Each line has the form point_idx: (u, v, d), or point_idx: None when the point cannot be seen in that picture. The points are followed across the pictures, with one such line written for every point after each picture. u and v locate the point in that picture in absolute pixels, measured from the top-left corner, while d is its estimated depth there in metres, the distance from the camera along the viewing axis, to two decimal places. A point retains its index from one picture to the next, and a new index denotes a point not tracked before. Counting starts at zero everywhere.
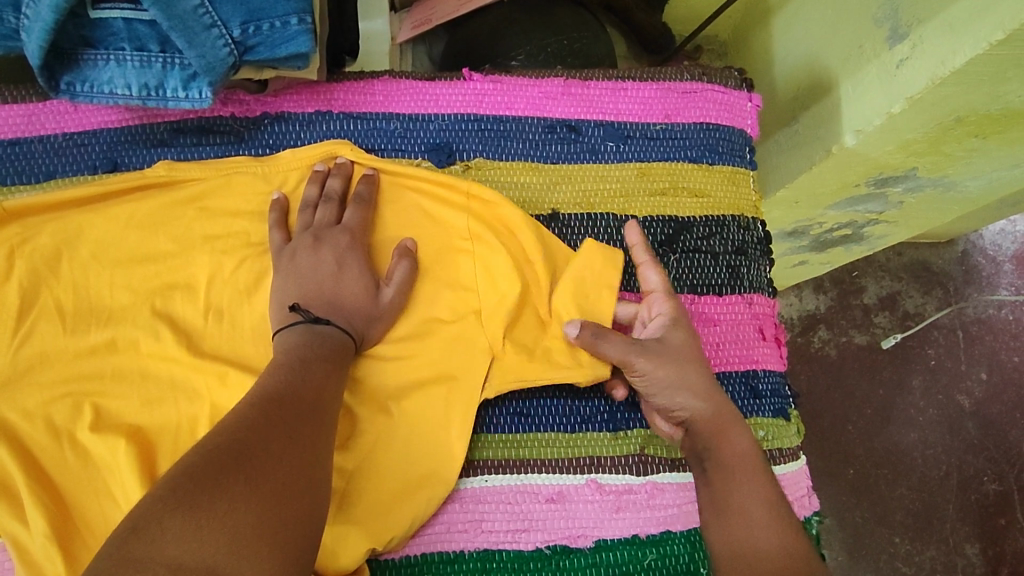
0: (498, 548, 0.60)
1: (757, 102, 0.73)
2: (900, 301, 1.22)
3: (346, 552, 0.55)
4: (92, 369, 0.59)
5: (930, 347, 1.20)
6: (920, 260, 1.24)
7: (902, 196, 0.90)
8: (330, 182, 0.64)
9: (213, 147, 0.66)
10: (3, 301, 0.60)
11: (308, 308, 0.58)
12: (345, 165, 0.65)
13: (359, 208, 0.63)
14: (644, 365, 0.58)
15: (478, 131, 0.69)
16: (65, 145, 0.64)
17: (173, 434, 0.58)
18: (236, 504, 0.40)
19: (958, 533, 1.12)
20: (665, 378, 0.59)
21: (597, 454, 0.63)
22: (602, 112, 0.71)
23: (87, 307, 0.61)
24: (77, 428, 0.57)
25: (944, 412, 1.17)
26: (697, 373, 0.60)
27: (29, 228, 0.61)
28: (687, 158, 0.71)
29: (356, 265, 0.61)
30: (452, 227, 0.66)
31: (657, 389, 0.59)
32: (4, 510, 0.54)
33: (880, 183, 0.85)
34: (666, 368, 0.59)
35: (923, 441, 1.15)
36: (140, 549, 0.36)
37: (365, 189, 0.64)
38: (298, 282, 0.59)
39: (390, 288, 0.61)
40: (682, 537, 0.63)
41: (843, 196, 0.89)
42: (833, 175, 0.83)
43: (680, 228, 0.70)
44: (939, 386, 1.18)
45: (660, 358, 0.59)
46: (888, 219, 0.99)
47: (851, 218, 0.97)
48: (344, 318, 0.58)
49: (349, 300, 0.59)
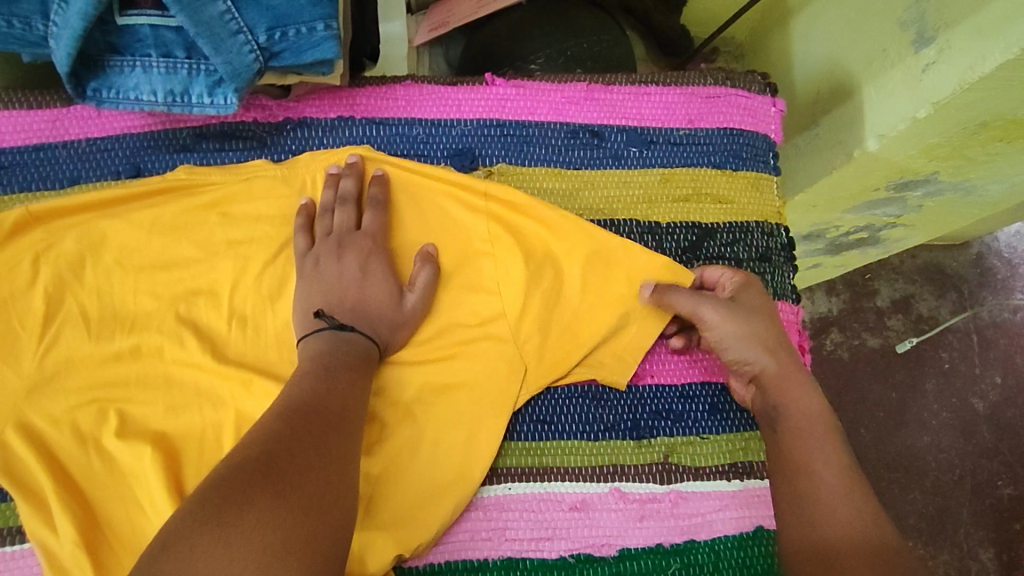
0: (522, 557, 0.60)
1: (781, 107, 0.73)
2: (914, 304, 1.21)
3: (371, 559, 0.55)
4: (117, 375, 0.59)
5: (944, 350, 1.19)
6: (935, 263, 1.23)
7: (922, 199, 0.89)
8: (343, 183, 0.63)
9: (236, 152, 0.66)
10: (28, 307, 0.60)
11: (333, 314, 0.58)
12: (357, 165, 0.64)
13: (377, 212, 0.63)
14: (714, 314, 0.60)
15: (501, 136, 0.69)
16: (88, 151, 0.64)
17: (198, 440, 0.58)
18: (265, 519, 0.40)
19: (972, 537, 1.12)
20: (739, 333, 0.60)
21: (621, 463, 0.63)
22: (625, 117, 0.71)
23: (111, 312, 0.61)
24: (103, 435, 0.57)
25: (959, 416, 1.16)
26: (767, 328, 0.61)
27: (53, 233, 0.61)
28: (711, 163, 0.71)
29: (380, 271, 0.61)
30: (471, 231, 0.65)
31: (733, 344, 0.60)
32: (32, 516, 0.54)
33: (900, 186, 0.84)
34: (741, 318, 0.61)
35: (937, 445, 1.15)
36: (171, 565, 0.37)
37: (379, 191, 0.63)
38: (322, 289, 0.59)
39: (413, 295, 0.61)
40: (707, 546, 0.62)
41: (861, 199, 0.88)
42: (854, 178, 0.82)
43: (704, 234, 0.69)
44: (953, 389, 1.17)
45: (730, 311, 0.61)
46: (905, 223, 0.99)
47: (868, 221, 0.96)
48: (368, 325, 0.58)
49: (375, 307, 0.59)
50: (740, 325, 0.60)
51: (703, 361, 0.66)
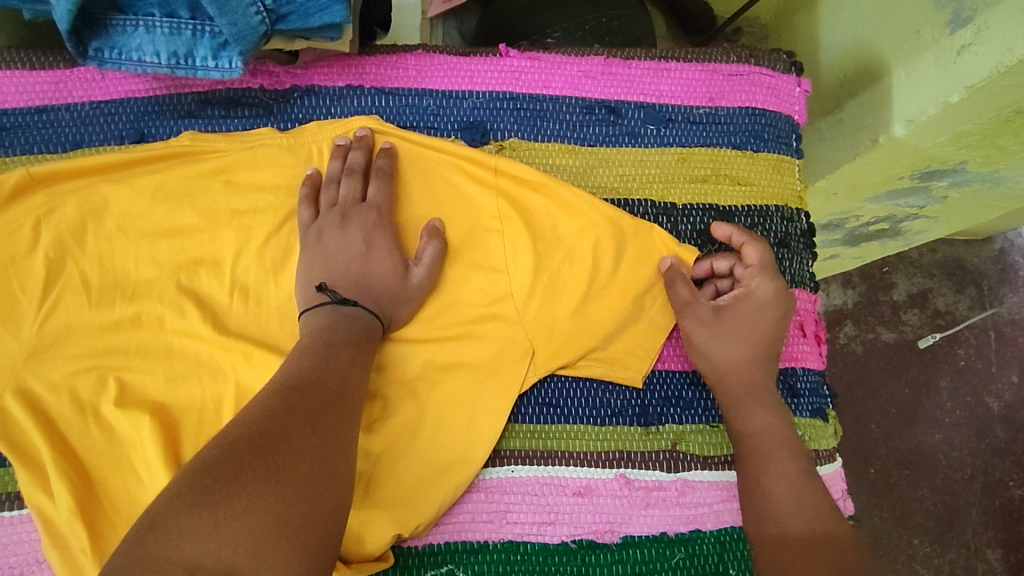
0: (523, 540, 0.59)
1: (807, 88, 0.71)
2: (932, 298, 1.18)
3: (370, 537, 0.54)
4: (117, 343, 0.58)
5: (960, 347, 1.16)
6: (954, 257, 1.19)
7: (947, 190, 0.86)
8: (352, 155, 0.61)
9: (241, 120, 0.64)
10: (29, 272, 0.59)
11: (335, 287, 0.56)
12: (366, 138, 0.62)
13: (384, 184, 0.61)
14: (760, 290, 0.61)
15: (514, 110, 0.67)
16: (91, 114, 0.62)
17: (197, 413, 0.57)
18: (254, 501, 0.39)
19: (980, 537, 1.09)
20: (742, 329, 0.60)
21: (628, 449, 0.61)
22: (643, 93, 0.68)
23: (112, 280, 0.60)
24: (102, 403, 0.57)
25: (972, 414, 1.14)
26: (749, 353, 0.60)
27: (54, 197, 0.60)
28: (731, 144, 0.68)
29: (384, 244, 0.59)
30: (481, 206, 0.63)
31: (724, 330, 0.60)
32: (30, 483, 0.54)
33: (925, 176, 0.81)
34: (759, 316, 0.60)
35: (948, 443, 1.12)
36: (158, 547, 0.35)
37: (386, 163, 0.61)
38: (325, 261, 0.58)
39: (418, 271, 0.59)
40: (712, 536, 0.61)
41: (884, 188, 0.86)
42: (878, 166, 0.80)
43: (721, 217, 0.67)
44: (968, 387, 1.14)
45: (777, 301, 0.61)
46: (927, 214, 0.96)
47: (890, 211, 0.94)
48: (372, 299, 0.57)
49: (380, 279, 0.58)
50: (731, 327, 0.60)
51: None
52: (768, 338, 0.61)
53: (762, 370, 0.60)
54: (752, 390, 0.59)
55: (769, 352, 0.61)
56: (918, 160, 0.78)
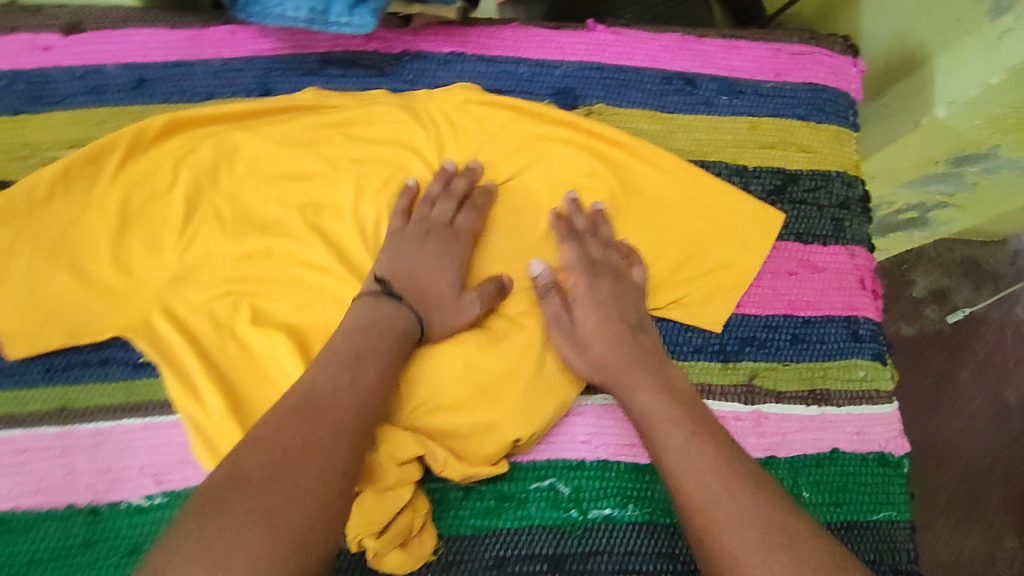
0: (615, 460, 0.64)
1: (862, 68, 0.77)
2: (952, 296, 1.16)
3: (488, 443, 0.61)
4: (250, 272, 0.64)
5: (979, 341, 1.15)
6: (971, 257, 1.19)
7: (977, 176, 0.91)
8: (455, 181, 0.67)
9: (356, 79, 0.71)
10: (169, 206, 0.65)
11: (390, 279, 0.61)
12: (472, 168, 0.68)
13: (474, 215, 0.66)
14: (582, 289, 0.64)
15: (601, 79, 0.73)
16: (223, 69, 0.69)
17: (320, 335, 0.63)
18: (251, 504, 0.43)
19: (1000, 523, 1.06)
20: (579, 309, 0.63)
21: (708, 381, 0.67)
22: (717, 68, 0.75)
23: (243, 216, 0.66)
24: (236, 322, 0.62)
25: (991, 406, 1.12)
26: (607, 334, 0.62)
27: (191, 141, 0.66)
28: (796, 115, 0.75)
29: (451, 264, 0.64)
30: (574, 163, 0.71)
31: (579, 304, 0.63)
32: (181, 392, 0.59)
33: (958, 160, 0.88)
34: (585, 308, 0.63)
35: (968, 434, 1.09)
36: (184, 543, 0.41)
37: (481, 198, 0.67)
38: (397, 259, 0.63)
39: (467, 297, 0.62)
40: (787, 463, 0.66)
41: (919, 172, 0.93)
42: (917, 146, 0.88)
43: (788, 179, 0.73)
44: (987, 380, 1.13)
45: (595, 285, 0.64)
46: (956, 203, 1.00)
47: (920, 198, 1.00)
48: (423, 308, 0.61)
49: (430, 296, 0.62)
50: (598, 293, 0.63)
51: (785, 295, 0.70)
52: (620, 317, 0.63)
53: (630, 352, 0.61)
54: (636, 385, 0.59)
55: (620, 331, 0.62)
56: (952, 144, 0.85)
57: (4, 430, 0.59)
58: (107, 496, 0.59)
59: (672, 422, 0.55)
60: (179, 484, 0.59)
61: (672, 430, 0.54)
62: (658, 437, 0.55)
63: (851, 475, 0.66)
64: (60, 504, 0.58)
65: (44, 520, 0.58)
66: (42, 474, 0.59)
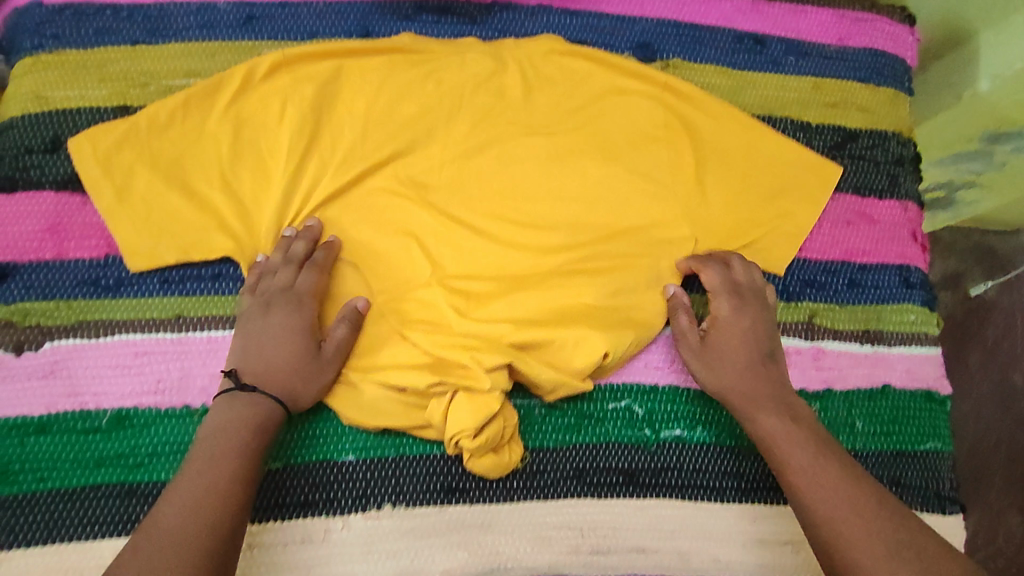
0: (685, 386, 0.69)
1: (917, 38, 0.82)
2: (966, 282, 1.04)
3: (578, 356, 0.64)
4: (347, 204, 0.68)
5: (990, 328, 1.03)
6: (985, 243, 1.06)
7: (1008, 155, 0.91)
8: (293, 246, 0.64)
9: (450, 26, 0.75)
10: (275, 137, 0.68)
11: (242, 372, 0.60)
12: (311, 228, 0.65)
13: (313, 274, 0.63)
14: (719, 310, 0.67)
15: (677, 35, 0.77)
16: (326, 11, 0.73)
17: (411, 261, 0.66)
18: None
19: (1022, 520, 0.95)
20: (718, 344, 0.66)
21: (772, 318, 0.72)
22: (785, 30, 0.79)
23: (343, 155, 0.68)
24: (333, 246, 0.66)
25: (1000, 393, 1.00)
26: (750, 358, 0.65)
27: (296, 79, 0.69)
28: (857, 78, 0.79)
29: (278, 332, 0.61)
30: (650, 115, 0.73)
31: (715, 350, 0.66)
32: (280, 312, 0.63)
33: (993, 138, 0.91)
34: (735, 334, 0.66)
35: (976, 419, 0.99)
36: None
37: (323, 256, 0.64)
38: (244, 346, 0.61)
39: (329, 347, 0.62)
40: (842, 396, 0.71)
41: (952, 149, 0.96)
42: (956, 120, 0.94)
43: (848, 136, 0.78)
44: (995, 365, 1.01)
45: (738, 312, 0.67)
46: (984, 183, 0.96)
47: (947, 175, 0.98)
48: (279, 386, 0.60)
49: (298, 377, 0.60)
50: (727, 325, 0.66)
51: (844, 243, 0.75)
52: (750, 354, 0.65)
53: (763, 378, 0.64)
54: (759, 414, 0.63)
55: (754, 360, 0.65)
56: (985, 120, 0.91)
57: (125, 334, 0.63)
58: None
59: (794, 441, 0.61)
60: None
61: (800, 452, 0.60)
62: (781, 452, 0.61)
63: (900, 408, 0.72)
64: (178, 404, 0.62)
65: (163, 418, 0.62)
66: (161, 375, 0.63)
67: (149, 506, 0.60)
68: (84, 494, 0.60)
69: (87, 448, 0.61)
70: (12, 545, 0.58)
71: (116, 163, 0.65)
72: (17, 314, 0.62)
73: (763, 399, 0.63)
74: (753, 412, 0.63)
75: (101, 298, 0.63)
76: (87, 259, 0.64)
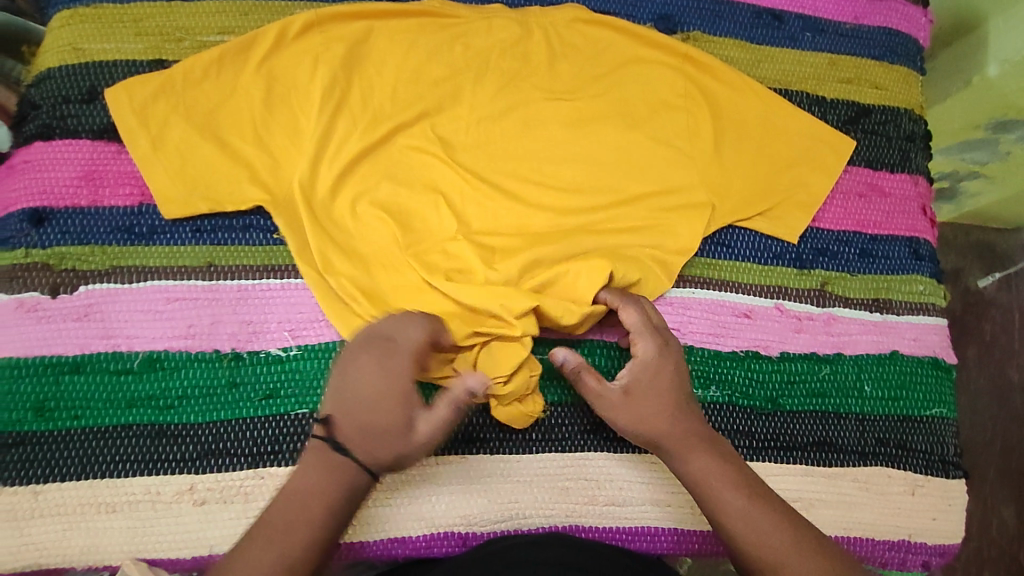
0: (700, 346, 0.71)
1: (930, 19, 0.84)
2: (963, 278, 1.16)
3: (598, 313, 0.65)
4: (375, 163, 0.69)
5: (988, 322, 1.14)
6: (986, 241, 1.17)
7: (1012, 145, 0.93)
8: (418, 332, 0.58)
9: None
10: (306, 95, 0.69)
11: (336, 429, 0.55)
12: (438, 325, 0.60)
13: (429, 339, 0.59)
14: (644, 354, 0.61)
15: (698, 9, 0.80)
16: None
17: (438, 218, 0.68)
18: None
19: (996, 495, 1.07)
20: (642, 395, 0.60)
21: (785, 284, 0.74)
22: (803, 7, 0.82)
23: (371, 114, 0.70)
24: (361, 203, 0.67)
25: (994, 383, 1.11)
26: (671, 405, 0.60)
27: (327, 40, 0.71)
28: (871, 55, 0.81)
29: (401, 399, 0.55)
30: (670, 85, 0.75)
31: (637, 398, 0.60)
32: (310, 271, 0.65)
33: (999, 127, 0.91)
34: (658, 378, 0.61)
35: (972, 409, 1.10)
36: None
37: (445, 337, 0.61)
38: (342, 403, 0.55)
39: (440, 409, 0.56)
40: (852, 360, 0.73)
41: (960, 137, 0.97)
42: (961, 107, 0.93)
43: (861, 112, 0.80)
44: (992, 358, 1.12)
45: (662, 353, 0.62)
46: (988, 174, 1.00)
47: (954, 165, 1.03)
48: (368, 453, 0.54)
49: (397, 446, 0.55)
50: (654, 365, 0.61)
51: (856, 215, 0.77)
52: (678, 393, 0.61)
53: (691, 417, 0.61)
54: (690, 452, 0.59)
55: (683, 404, 0.61)
56: (996, 107, 0.89)
57: (157, 280, 0.64)
58: (249, 345, 0.64)
59: (727, 480, 0.57)
60: (312, 341, 0.65)
61: (734, 493, 0.57)
62: (716, 499, 0.57)
63: (908, 374, 0.74)
64: (207, 349, 0.64)
65: (193, 362, 0.63)
66: (191, 321, 0.64)
67: (179, 447, 0.62)
68: (116, 433, 0.61)
69: (120, 388, 0.62)
70: (47, 480, 0.60)
71: (152, 114, 0.67)
72: (53, 258, 0.64)
73: (700, 437, 0.60)
74: (683, 450, 0.59)
75: (135, 244, 0.65)
76: (121, 206, 0.66)
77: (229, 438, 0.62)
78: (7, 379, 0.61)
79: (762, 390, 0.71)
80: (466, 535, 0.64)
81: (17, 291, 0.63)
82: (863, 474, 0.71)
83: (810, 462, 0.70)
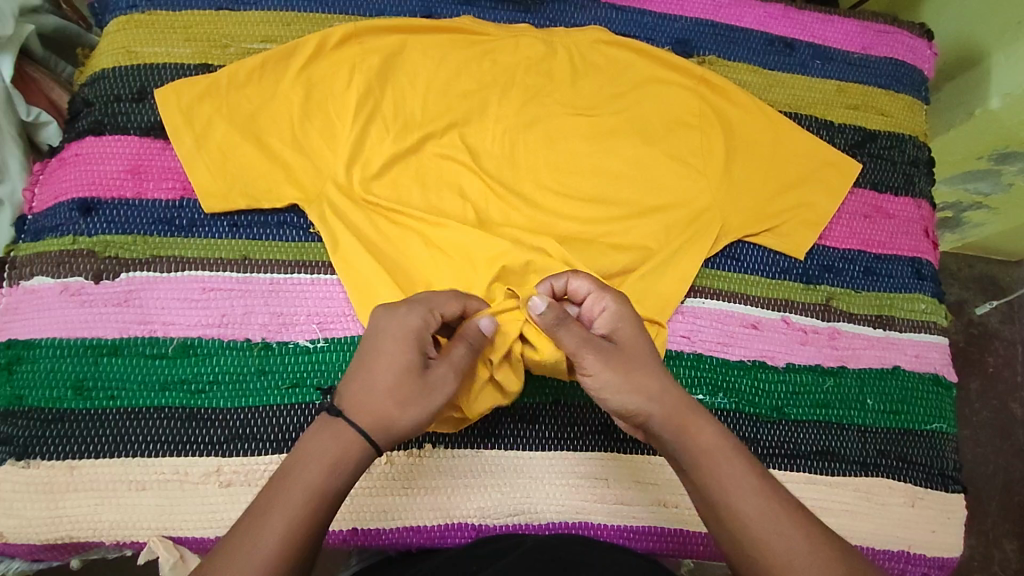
0: (709, 354, 0.74)
1: (935, 52, 0.89)
2: (967, 309, 1.18)
3: None
4: (404, 167, 0.73)
5: (990, 355, 1.16)
6: (989, 274, 1.21)
7: (1014, 177, 0.96)
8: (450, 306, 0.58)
9: (506, 13, 0.82)
10: (342, 102, 0.73)
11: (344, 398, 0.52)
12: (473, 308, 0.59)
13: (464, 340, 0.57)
14: (606, 308, 0.58)
15: (713, 35, 0.84)
16: None
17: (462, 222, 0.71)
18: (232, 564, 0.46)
19: (998, 528, 1.08)
20: (628, 350, 0.57)
21: (791, 298, 0.77)
22: (813, 36, 0.86)
23: (402, 122, 0.74)
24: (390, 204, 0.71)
25: (997, 416, 1.13)
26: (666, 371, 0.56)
27: (364, 50, 0.75)
28: (877, 84, 0.85)
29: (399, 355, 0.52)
30: (686, 104, 0.79)
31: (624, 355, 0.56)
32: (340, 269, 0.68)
33: (1001, 159, 0.94)
34: (626, 334, 0.58)
35: (974, 440, 1.12)
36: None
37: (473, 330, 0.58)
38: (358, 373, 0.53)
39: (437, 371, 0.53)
40: (854, 373, 0.76)
41: (961, 168, 1.00)
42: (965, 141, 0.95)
43: (867, 136, 0.83)
44: (994, 392, 1.14)
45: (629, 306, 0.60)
46: (991, 206, 1.04)
47: (959, 196, 1.06)
48: (369, 413, 0.51)
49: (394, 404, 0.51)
50: (631, 322, 0.58)
51: (861, 235, 0.80)
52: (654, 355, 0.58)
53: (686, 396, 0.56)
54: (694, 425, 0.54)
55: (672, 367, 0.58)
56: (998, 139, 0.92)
57: (195, 270, 0.68)
58: (279, 335, 0.67)
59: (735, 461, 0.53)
60: (339, 334, 0.68)
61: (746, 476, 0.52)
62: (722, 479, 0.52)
63: (910, 389, 0.76)
64: (239, 337, 0.67)
65: (226, 349, 0.66)
66: (225, 310, 0.67)
67: (207, 429, 0.64)
68: (150, 414, 0.64)
69: (155, 371, 0.65)
70: (82, 455, 0.63)
71: (197, 114, 0.71)
72: (98, 246, 0.67)
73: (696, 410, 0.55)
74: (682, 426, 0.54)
75: (175, 236, 0.69)
76: (164, 199, 0.69)
77: (257, 423, 0.65)
78: (50, 359, 0.64)
79: (768, 399, 0.73)
80: (479, 527, 0.67)
81: (64, 275, 0.67)
82: (865, 484, 0.73)
83: (814, 470, 0.72)
